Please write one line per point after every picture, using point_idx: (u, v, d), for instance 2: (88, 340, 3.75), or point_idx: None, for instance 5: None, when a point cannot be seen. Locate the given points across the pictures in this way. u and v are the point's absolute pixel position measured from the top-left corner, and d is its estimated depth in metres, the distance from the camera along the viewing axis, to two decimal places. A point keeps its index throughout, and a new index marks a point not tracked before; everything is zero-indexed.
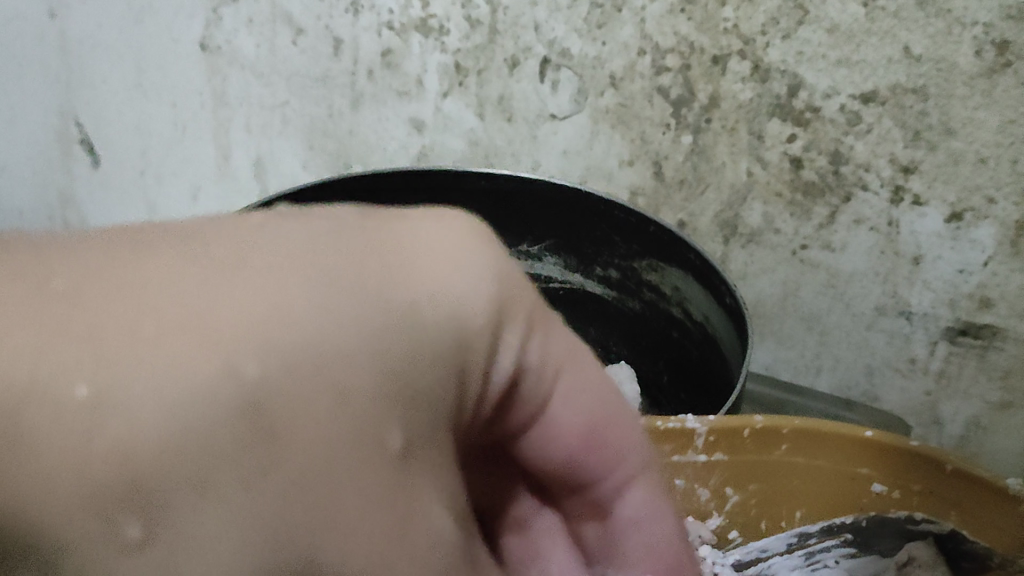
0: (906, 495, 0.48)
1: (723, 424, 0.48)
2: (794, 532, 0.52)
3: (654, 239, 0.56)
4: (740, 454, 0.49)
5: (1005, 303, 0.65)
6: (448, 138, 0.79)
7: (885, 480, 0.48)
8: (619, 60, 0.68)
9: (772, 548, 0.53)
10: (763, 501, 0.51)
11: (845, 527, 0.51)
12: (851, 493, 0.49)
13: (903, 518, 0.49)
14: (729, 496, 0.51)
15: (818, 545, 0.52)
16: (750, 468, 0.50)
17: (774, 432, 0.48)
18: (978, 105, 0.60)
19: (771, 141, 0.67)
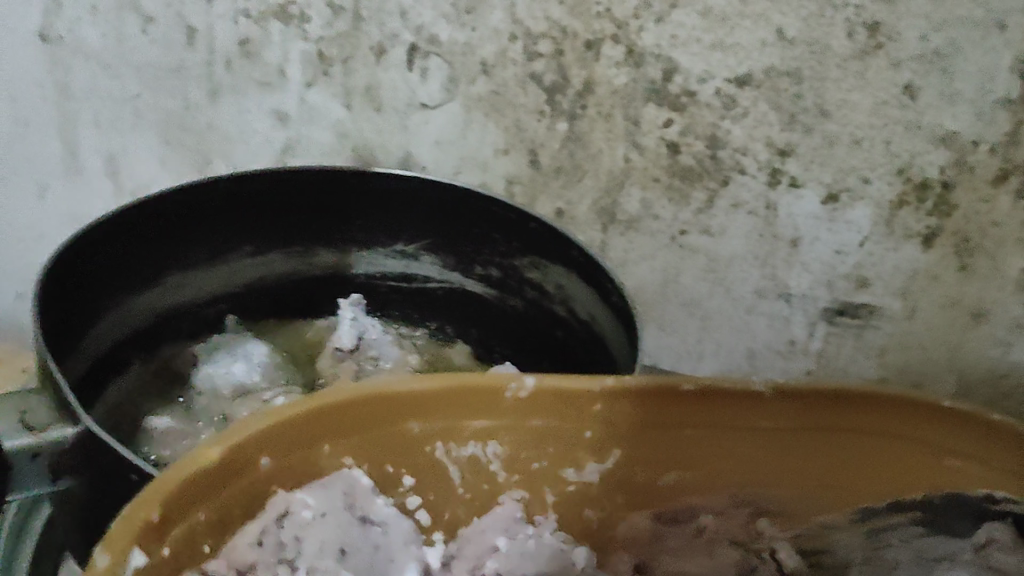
0: (986, 469, 0.43)
1: None
2: None
3: (537, 237, 0.55)
4: (811, 424, 0.44)
5: (882, 282, 0.65)
6: (314, 131, 0.75)
7: (964, 451, 0.43)
8: (490, 46, 0.66)
9: None
10: None
11: None
12: (917, 463, 0.44)
13: (981, 497, 0.43)
14: None
15: (882, 522, 0.45)
16: (819, 438, 0.44)
17: None
18: (851, 87, 0.60)
19: (648, 126, 0.66)
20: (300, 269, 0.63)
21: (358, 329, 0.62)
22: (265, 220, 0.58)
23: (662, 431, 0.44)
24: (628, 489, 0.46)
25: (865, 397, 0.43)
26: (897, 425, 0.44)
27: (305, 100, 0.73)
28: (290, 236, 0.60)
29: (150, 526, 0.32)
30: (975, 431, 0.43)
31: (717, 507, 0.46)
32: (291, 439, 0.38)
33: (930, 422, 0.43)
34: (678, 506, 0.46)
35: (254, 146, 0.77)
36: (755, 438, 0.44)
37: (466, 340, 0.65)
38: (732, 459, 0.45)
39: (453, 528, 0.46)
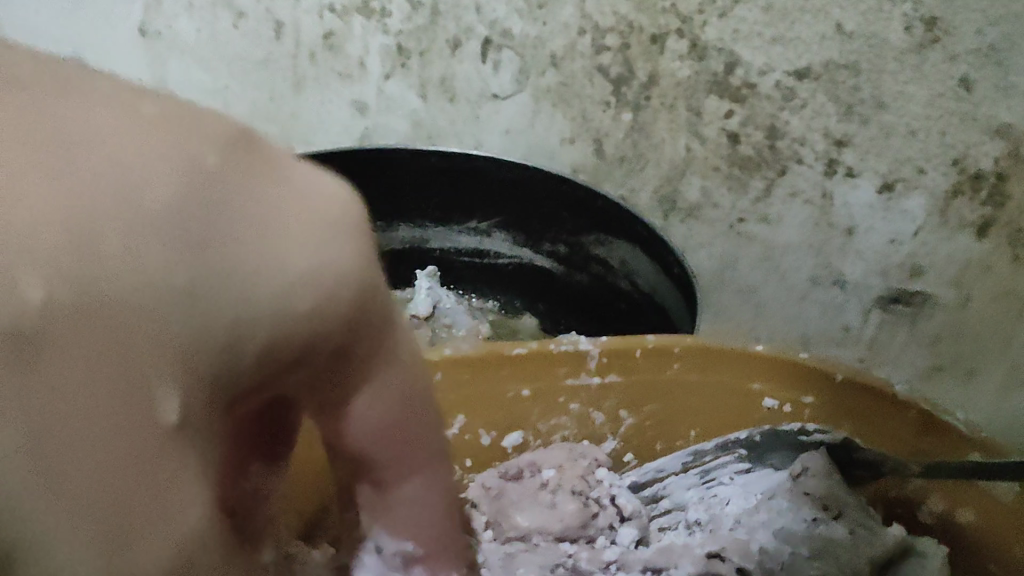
0: (800, 408, 0.51)
1: (615, 345, 0.51)
2: (691, 450, 0.53)
3: (603, 213, 0.58)
4: (632, 375, 0.51)
5: (935, 271, 0.67)
6: (391, 120, 0.79)
7: (778, 391, 0.51)
8: (560, 39, 0.69)
9: (669, 468, 0.53)
10: (658, 423, 0.53)
11: (739, 443, 0.52)
12: (741, 411, 0.52)
13: (796, 429, 0.51)
14: (623, 420, 0.53)
15: (715, 462, 0.52)
16: (647, 388, 0.52)
17: (666, 352, 0.51)
18: (908, 79, 0.62)
19: (709, 117, 0.68)
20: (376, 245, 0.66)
21: (433, 299, 0.64)
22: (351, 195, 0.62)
23: (485, 385, 0.51)
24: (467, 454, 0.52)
25: (698, 353, 0.51)
26: (722, 378, 0.51)
27: (383, 91, 0.77)
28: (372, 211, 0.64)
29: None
30: (816, 382, 0.50)
31: (558, 460, 0.51)
32: None
33: (761, 373, 0.51)
34: (519, 462, 0.51)
35: (334, 135, 0.81)
36: (579, 393, 0.52)
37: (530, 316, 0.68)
38: (580, 415, 0.53)
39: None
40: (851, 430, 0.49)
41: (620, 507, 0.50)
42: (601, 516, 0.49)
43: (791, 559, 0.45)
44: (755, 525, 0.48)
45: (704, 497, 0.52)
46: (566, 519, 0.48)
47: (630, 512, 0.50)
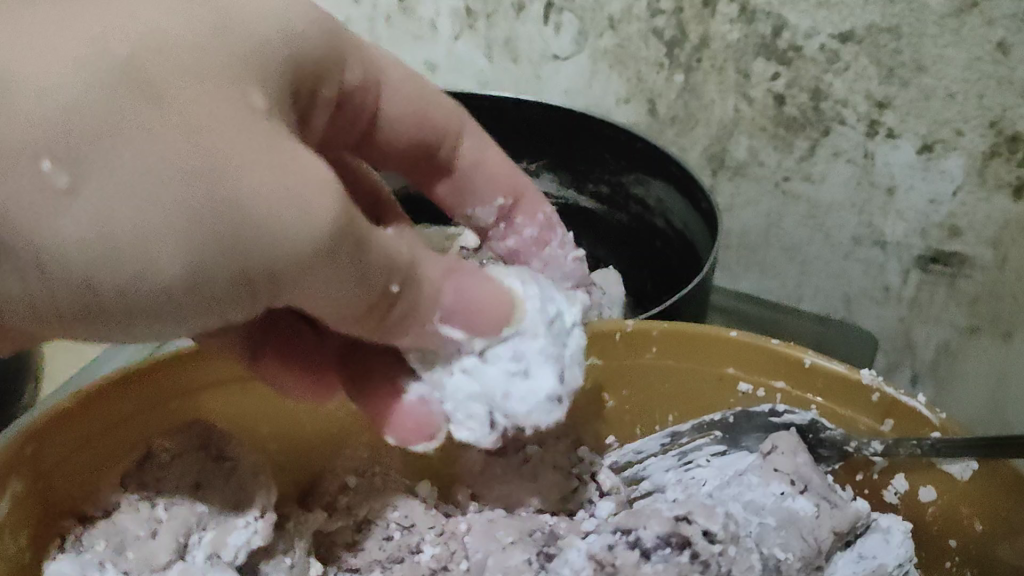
0: (771, 392, 0.56)
1: (599, 329, 0.56)
2: (668, 431, 0.60)
3: (641, 154, 0.62)
4: (612, 360, 0.57)
5: (973, 231, 0.69)
6: (460, 79, 0.84)
7: (752, 376, 0.56)
8: (617, 3, 0.73)
9: (647, 450, 0.61)
10: (637, 406, 0.59)
11: (714, 425, 0.59)
12: (717, 394, 0.57)
13: (767, 411, 0.57)
14: (607, 401, 0.59)
15: (690, 444, 0.60)
16: (624, 371, 0.57)
17: (644, 335, 0.56)
18: (947, 43, 0.64)
19: (756, 79, 0.71)
20: None
21: None
22: None
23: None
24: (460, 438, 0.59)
25: (671, 338, 0.56)
26: (695, 363, 0.57)
27: (452, 51, 0.82)
28: None
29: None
30: (787, 367, 0.55)
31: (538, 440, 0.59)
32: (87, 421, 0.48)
33: (733, 359, 0.56)
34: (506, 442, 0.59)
35: None
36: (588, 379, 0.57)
37: (577, 252, 0.73)
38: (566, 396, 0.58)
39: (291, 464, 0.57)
40: (819, 411, 0.55)
41: (600, 483, 0.60)
42: (581, 491, 0.59)
43: (758, 530, 0.52)
44: (728, 497, 0.55)
45: (682, 478, 0.60)
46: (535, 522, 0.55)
47: (609, 488, 0.59)
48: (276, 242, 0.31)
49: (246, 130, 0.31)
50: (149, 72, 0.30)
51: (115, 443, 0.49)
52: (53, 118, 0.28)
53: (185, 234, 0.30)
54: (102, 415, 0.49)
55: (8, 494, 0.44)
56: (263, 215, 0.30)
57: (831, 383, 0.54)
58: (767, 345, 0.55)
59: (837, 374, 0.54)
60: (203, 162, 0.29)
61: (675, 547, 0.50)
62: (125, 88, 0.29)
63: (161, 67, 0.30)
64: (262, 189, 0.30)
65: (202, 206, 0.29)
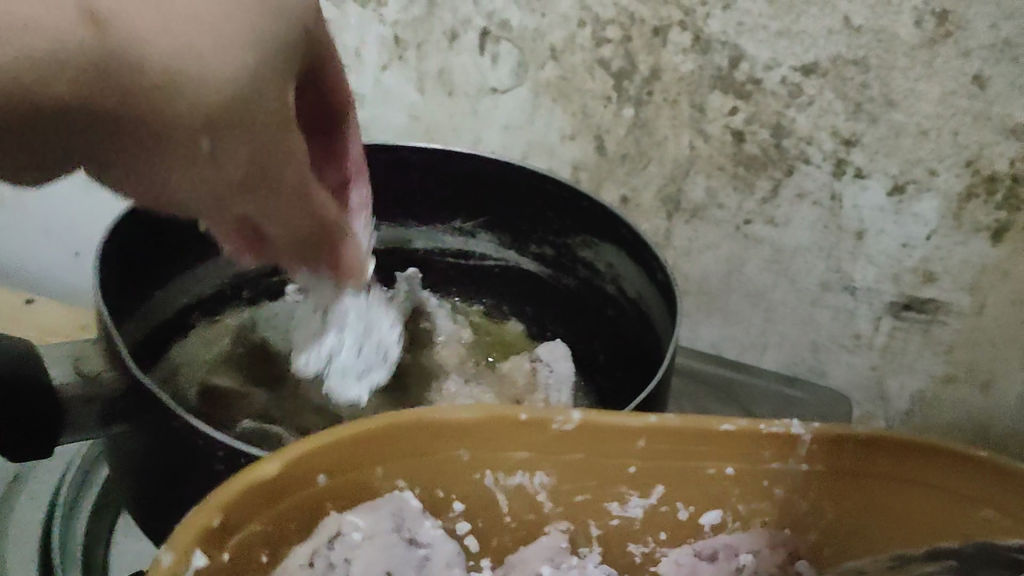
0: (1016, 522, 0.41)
1: (827, 430, 0.42)
2: (891, 556, 0.45)
3: (589, 214, 0.58)
4: (840, 465, 0.43)
5: (949, 277, 0.64)
6: (389, 113, 0.77)
7: (992, 498, 0.41)
8: (559, 31, 0.67)
9: (867, 569, 0.46)
10: (856, 521, 0.45)
11: (948, 554, 0.43)
12: (947, 515, 0.43)
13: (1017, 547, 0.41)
14: (823, 510, 0.46)
15: (919, 571, 0.44)
16: (844, 480, 0.44)
17: (875, 441, 0.42)
18: (919, 76, 0.59)
19: (713, 114, 0.66)
20: None
21: (414, 299, 0.67)
22: None
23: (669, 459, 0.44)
24: (666, 523, 0.48)
25: (901, 445, 0.42)
26: (923, 472, 0.42)
27: (380, 83, 0.76)
28: None
29: (213, 531, 0.35)
30: None
31: (753, 546, 0.48)
32: (353, 462, 0.40)
33: (965, 474, 0.42)
34: (714, 543, 0.48)
35: None
36: (783, 480, 0.45)
37: (518, 319, 0.68)
38: (783, 503, 0.46)
39: (501, 555, 0.49)
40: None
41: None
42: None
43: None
44: None
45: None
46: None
47: None
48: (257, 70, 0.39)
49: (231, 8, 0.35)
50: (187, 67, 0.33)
51: (357, 485, 0.41)
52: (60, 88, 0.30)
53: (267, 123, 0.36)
54: (335, 460, 0.39)
55: (206, 552, 0.35)
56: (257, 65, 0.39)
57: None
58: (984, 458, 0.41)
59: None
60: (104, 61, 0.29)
61: None
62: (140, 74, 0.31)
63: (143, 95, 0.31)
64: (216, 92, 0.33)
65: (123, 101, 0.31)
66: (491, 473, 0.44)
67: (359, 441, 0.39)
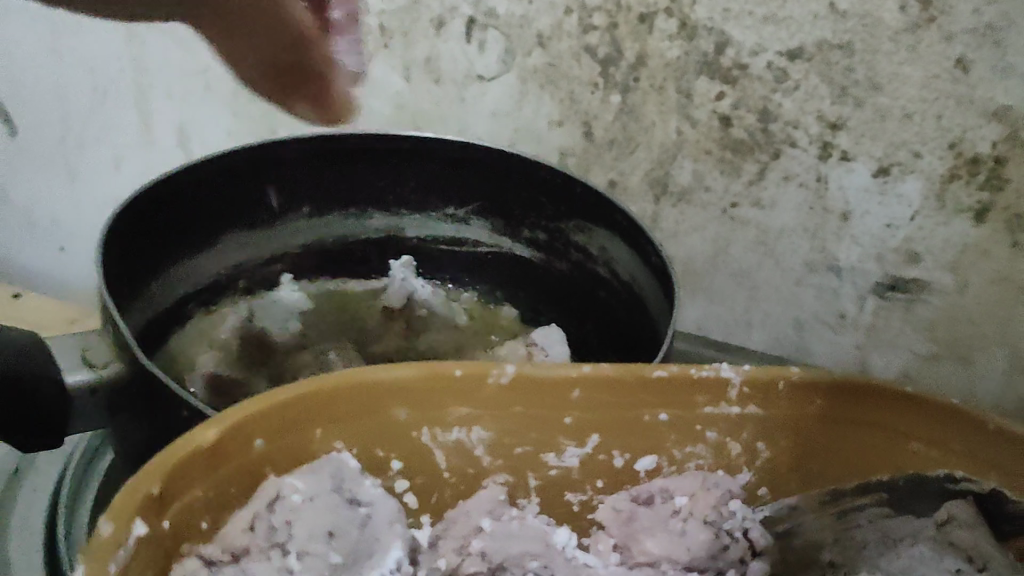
0: (938, 453, 0.45)
1: (757, 372, 0.45)
2: (825, 490, 0.48)
3: (581, 199, 0.58)
4: (771, 409, 0.46)
5: (931, 256, 0.66)
6: (374, 102, 0.78)
7: (918, 435, 0.45)
8: (546, 18, 0.67)
9: (804, 504, 0.48)
10: (797, 458, 0.47)
11: (880, 485, 0.47)
12: (888, 450, 0.46)
13: (943, 476, 0.45)
14: (760, 451, 0.47)
15: (850, 504, 0.47)
16: (783, 423, 0.46)
17: (812, 385, 0.45)
18: (903, 60, 0.60)
19: (700, 99, 0.66)
20: (350, 234, 0.68)
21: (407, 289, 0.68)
22: (303, 180, 0.63)
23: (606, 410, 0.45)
24: (599, 474, 0.48)
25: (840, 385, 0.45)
26: (868, 412, 0.45)
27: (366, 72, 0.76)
28: (348, 197, 0.66)
29: (150, 499, 0.35)
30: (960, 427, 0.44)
31: (689, 488, 0.48)
32: (281, 424, 0.41)
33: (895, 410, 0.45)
34: (650, 487, 0.48)
35: None
36: (718, 422, 0.46)
37: (513, 304, 0.69)
38: (717, 445, 0.47)
39: (440, 512, 0.48)
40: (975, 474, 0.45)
41: (752, 541, 0.48)
42: (733, 548, 0.48)
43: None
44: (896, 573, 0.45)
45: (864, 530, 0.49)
46: (696, 548, 0.47)
47: (762, 545, 0.48)
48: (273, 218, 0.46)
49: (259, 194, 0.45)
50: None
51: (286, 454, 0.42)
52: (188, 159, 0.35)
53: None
54: (254, 429, 0.39)
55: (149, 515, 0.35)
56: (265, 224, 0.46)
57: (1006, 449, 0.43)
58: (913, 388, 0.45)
59: (1005, 432, 0.43)
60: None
61: None
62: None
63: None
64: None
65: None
66: (427, 429, 0.45)
67: (287, 401, 0.40)
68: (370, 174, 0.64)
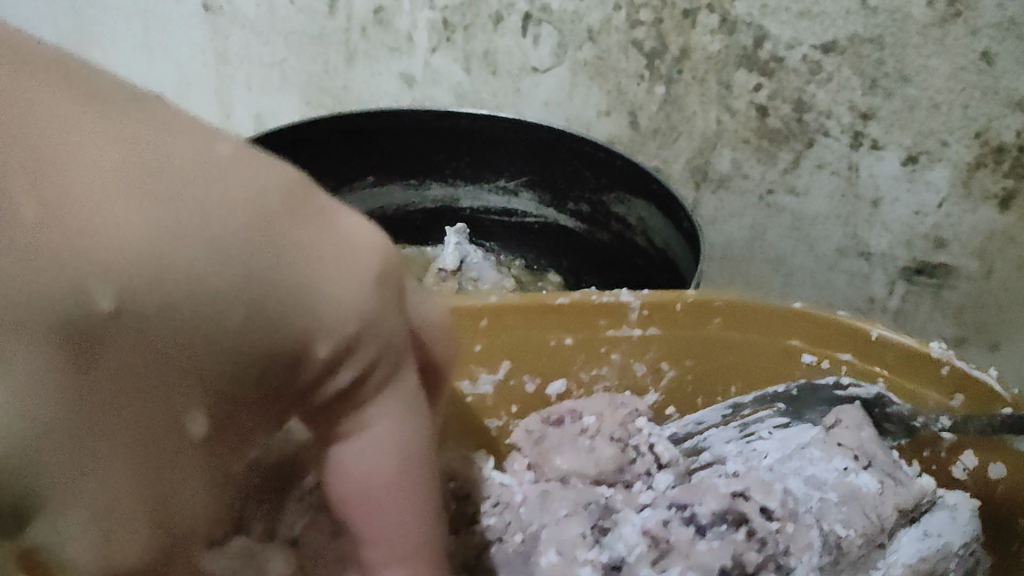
0: (836, 364, 0.51)
1: (656, 298, 0.51)
2: (728, 403, 0.54)
3: (621, 173, 0.63)
4: (672, 330, 0.52)
5: (959, 243, 0.69)
6: (437, 92, 0.83)
7: (817, 348, 0.51)
8: (596, 14, 0.72)
9: (707, 421, 0.55)
10: (698, 378, 0.54)
11: (777, 397, 0.54)
12: (781, 366, 0.53)
13: (832, 382, 0.52)
14: (666, 371, 0.54)
15: (752, 417, 0.54)
16: (684, 344, 0.53)
17: (707, 306, 0.51)
18: (930, 53, 0.63)
19: (739, 90, 0.70)
20: (411, 201, 0.74)
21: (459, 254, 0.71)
22: (370, 155, 0.69)
23: (523, 333, 0.52)
24: (515, 399, 0.55)
25: (736, 310, 0.51)
26: (760, 335, 0.52)
27: (430, 64, 0.81)
28: (409, 168, 0.71)
29: None
30: (853, 339, 0.50)
31: (598, 409, 0.54)
32: None
33: (798, 330, 0.51)
34: (560, 409, 0.55)
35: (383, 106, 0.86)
36: (621, 344, 0.53)
37: (558, 271, 0.74)
38: (621, 367, 0.54)
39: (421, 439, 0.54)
40: (887, 385, 0.50)
41: (657, 455, 0.53)
42: (639, 462, 0.53)
43: (820, 505, 0.48)
44: (788, 471, 0.51)
45: (744, 450, 0.54)
46: (604, 463, 0.52)
47: (667, 460, 0.53)
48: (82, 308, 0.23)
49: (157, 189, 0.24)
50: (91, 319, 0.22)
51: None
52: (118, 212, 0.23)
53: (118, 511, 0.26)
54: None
55: None
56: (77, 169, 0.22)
57: (890, 355, 0.50)
58: (830, 316, 0.50)
59: (905, 346, 0.49)
60: (273, 234, 0.24)
61: (731, 524, 0.48)
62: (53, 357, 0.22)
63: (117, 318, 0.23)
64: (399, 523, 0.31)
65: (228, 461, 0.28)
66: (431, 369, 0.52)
67: None
68: (430, 149, 0.69)
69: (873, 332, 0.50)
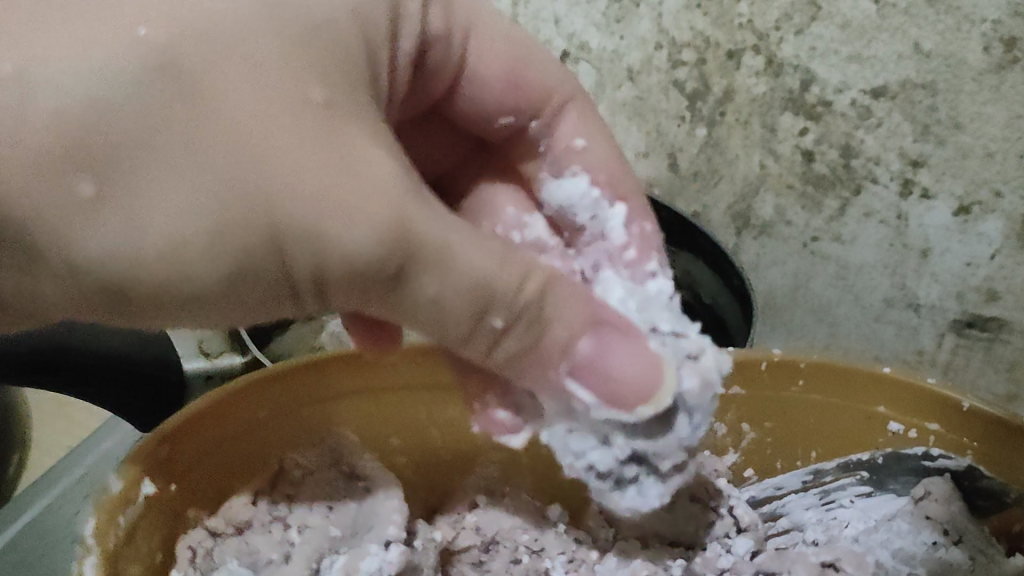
0: (925, 434, 0.51)
1: (746, 357, 0.51)
2: (809, 468, 0.55)
3: (665, 225, 0.64)
4: (756, 389, 0.52)
5: (1012, 295, 0.65)
6: None
7: (904, 417, 0.51)
8: (637, 53, 0.71)
9: (787, 486, 0.56)
10: (778, 441, 0.54)
11: (860, 465, 0.54)
12: (866, 433, 0.52)
13: (920, 454, 0.52)
14: (746, 433, 0.54)
15: (833, 484, 0.55)
16: (768, 403, 0.53)
17: (793, 365, 0.51)
18: (985, 100, 0.59)
19: (783, 134, 0.69)
20: None
21: None
22: None
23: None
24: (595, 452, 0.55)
25: (821, 371, 0.51)
26: (844, 400, 0.52)
27: None
28: None
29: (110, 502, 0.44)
30: (943, 410, 0.50)
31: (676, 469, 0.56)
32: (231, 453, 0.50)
33: (885, 396, 0.51)
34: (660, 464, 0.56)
35: None
36: None
37: None
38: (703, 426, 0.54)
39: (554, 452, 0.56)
40: (976, 458, 0.49)
41: (738, 518, 0.54)
42: (719, 526, 0.53)
43: None
44: (875, 544, 0.51)
45: (824, 518, 0.55)
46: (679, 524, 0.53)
47: (746, 523, 0.53)
48: (332, 254, 0.31)
49: (302, 138, 0.31)
50: (196, 71, 0.30)
51: (240, 465, 0.51)
52: (198, 249, 0.30)
53: (225, 247, 0.31)
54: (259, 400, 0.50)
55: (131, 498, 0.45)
56: (287, 209, 0.31)
57: (983, 429, 0.49)
58: (922, 384, 0.50)
59: (1000, 421, 0.48)
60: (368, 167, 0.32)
61: None
62: (166, 88, 0.30)
63: (259, 137, 0.31)
64: (479, 259, 0.33)
65: (264, 242, 0.31)
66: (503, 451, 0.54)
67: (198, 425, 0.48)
68: None
69: (964, 403, 0.49)
